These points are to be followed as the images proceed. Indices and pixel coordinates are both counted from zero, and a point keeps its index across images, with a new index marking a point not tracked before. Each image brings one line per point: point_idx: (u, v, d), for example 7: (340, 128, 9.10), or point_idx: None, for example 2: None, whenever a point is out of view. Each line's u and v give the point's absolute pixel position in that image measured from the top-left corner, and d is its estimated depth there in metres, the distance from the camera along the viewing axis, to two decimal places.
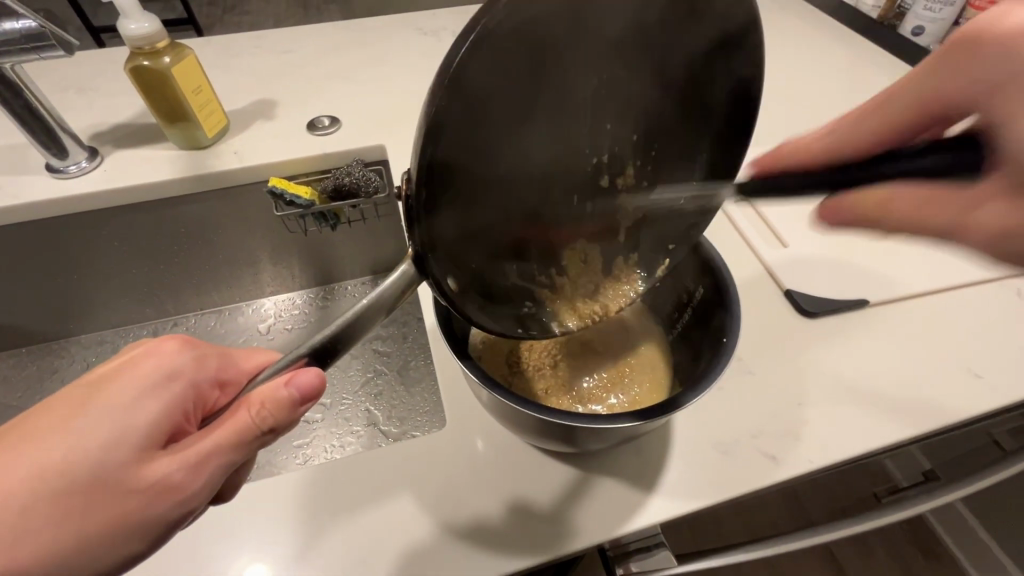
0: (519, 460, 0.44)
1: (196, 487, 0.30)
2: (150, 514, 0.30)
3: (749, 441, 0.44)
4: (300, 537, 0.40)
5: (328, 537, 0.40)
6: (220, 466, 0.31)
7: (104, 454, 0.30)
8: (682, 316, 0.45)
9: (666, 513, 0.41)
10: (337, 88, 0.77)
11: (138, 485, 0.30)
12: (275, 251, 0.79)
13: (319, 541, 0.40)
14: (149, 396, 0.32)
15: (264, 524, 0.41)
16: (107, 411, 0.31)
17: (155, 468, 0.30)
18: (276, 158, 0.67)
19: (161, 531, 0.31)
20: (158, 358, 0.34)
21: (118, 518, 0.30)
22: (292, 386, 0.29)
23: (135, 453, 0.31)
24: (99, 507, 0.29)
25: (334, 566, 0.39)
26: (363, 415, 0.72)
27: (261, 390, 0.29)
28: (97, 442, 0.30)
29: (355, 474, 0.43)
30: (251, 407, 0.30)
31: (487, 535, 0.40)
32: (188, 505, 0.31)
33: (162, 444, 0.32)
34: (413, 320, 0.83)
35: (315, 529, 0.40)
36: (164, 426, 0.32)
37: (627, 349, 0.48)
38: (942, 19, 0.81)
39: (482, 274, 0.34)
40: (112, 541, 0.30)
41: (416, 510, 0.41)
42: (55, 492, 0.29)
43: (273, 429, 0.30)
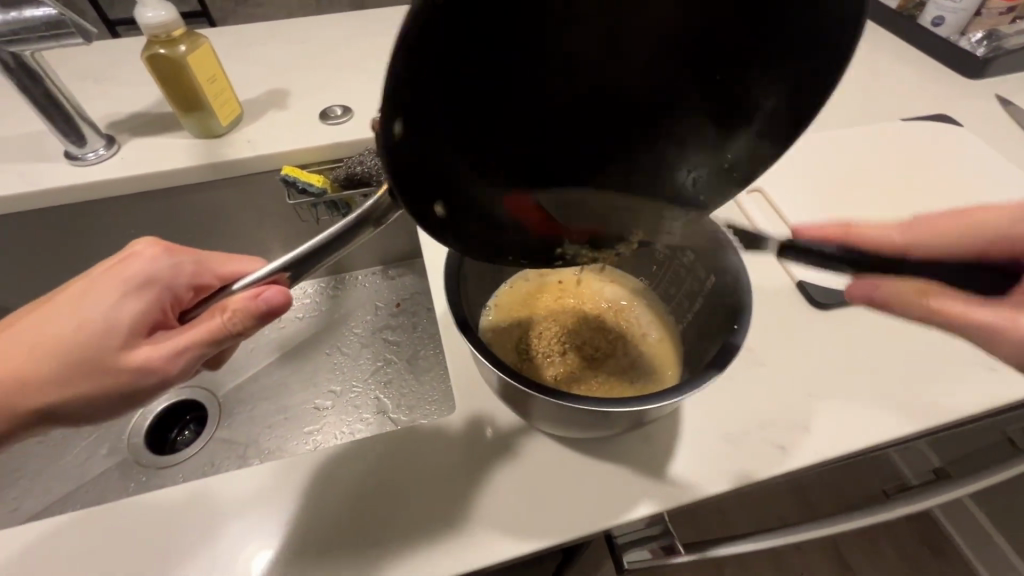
0: (527, 445, 0.44)
1: (172, 369, 0.34)
2: (118, 390, 0.34)
3: (759, 432, 0.44)
4: (307, 514, 0.41)
5: (324, 501, 0.41)
6: (193, 357, 0.35)
7: (89, 335, 0.34)
8: (692, 305, 0.45)
9: (673, 501, 0.41)
10: (350, 78, 0.78)
11: (119, 365, 0.34)
12: (287, 239, 0.79)
13: (312, 505, 0.41)
14: (132, 294, 0.35)
15: (275, 495, 0.41)
16: (94, 305, 0.34)
17: (136, 353, 0.34)
18: (289, 147, 0.68)
19: (135, 400, 0.35)
20: (142, 263, 0.37)
21: (92, 391, 0.34)
22: (260, 300, 0.34)
23: (122, 335, 0.34)
24: (85, 375, 0.33)
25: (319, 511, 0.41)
26: (373, 402, 0.73)
27: (231, 297, 0.34)
28: (88, 326, 0.34)
29: (361, 449, 0.44)
30: (224, 311, 0.34)
31: (495, 518, 0.40)
32: (162, 384, 0.35)
33: (144, 333, 0.35)
34: (423, 310, 0.83)
35: (307, 494, 0.42)
36: (147, 321, 0.36)
37: (637, 335, 0.48)
38: (963, 10, 0.80)
39: (469, 201, 0.34)
40: (94, 403, 0.34)
41: (424, 490, 0.42)
42: (51, 358, 0.33)
43: (241, 331, 0.35)
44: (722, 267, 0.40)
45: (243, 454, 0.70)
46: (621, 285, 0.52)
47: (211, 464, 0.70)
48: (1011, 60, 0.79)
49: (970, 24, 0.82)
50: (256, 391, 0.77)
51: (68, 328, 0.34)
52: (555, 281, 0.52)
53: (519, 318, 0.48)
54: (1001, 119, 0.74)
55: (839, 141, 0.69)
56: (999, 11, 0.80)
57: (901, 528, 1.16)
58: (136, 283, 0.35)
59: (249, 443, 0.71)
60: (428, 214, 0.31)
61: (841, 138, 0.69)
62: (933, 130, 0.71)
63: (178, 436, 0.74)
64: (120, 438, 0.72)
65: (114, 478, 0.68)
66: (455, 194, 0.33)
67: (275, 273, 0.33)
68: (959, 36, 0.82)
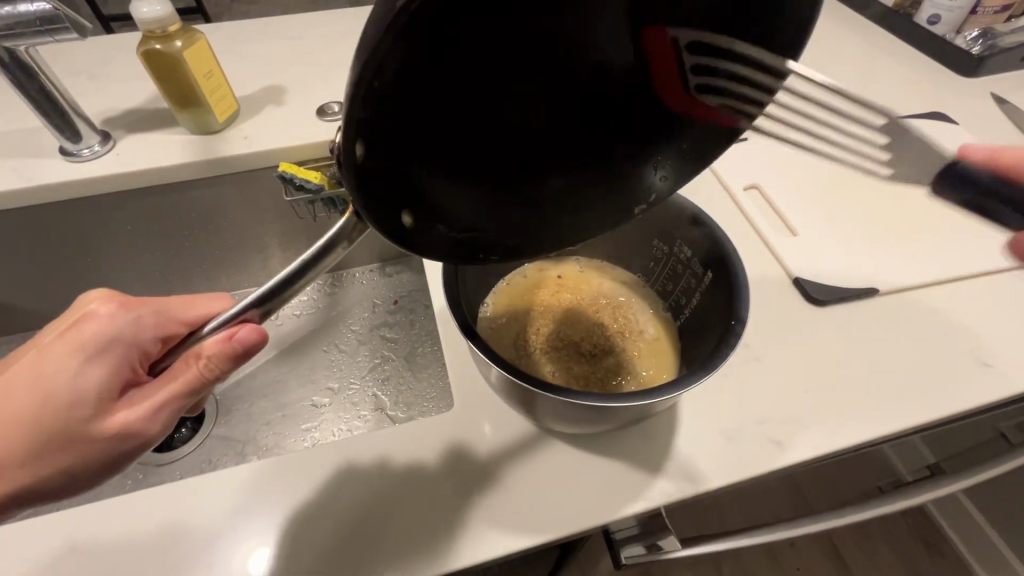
0: (524, 442, 0.44)
1: (156, 428, 0.34)
2: (108, 456, 0.34)
3: (756, 426, 0.45)
4: (304, 521, 0.40)
5: (317, 512, 0.41)
6: (175, 409, 0.35)
7: (58, 406, 0.33)
8: (690, 301, 0.45)
9: (670, 495, 0.41)
10: (347, 75, 0.77)
11: (102, 432, 0.33)
12: (284, 237, 0.79)
13: (306, 514, 0.41)
14: (95, 358, 0.34)
15: (268, 509, 0.41)
16: (61, 375, 0.33)
17: (116, 417, 0.34)
18: (287, 143, 0.67)
19: (126, 460, 0.35)
20: (100, 325, 0.35)
21: (79, 459, 0.33)
22: (233, 342, 0.33)
23: (97, 402, 0.34)
24: (70, 448, 0.33)
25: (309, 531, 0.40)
26: (370, 400, 0.73)
27: (201, 347, 0.34)
28: (60, 399, 0.33)
29: (357, 452, 0.44)
30: (194, 362, 0.34)
31: (493, 516, 0.40)
32: (148, 442, 0.35)
33: (119, 395, 0.35)
34: (421, 307, 0.83)
35: (301, 504, 0.41)
36: (117, 382, 0.35)
37: (634, 331, 0.48)
38: (959, 8, 0.80)
39: (440, 214, 0.32)
40: (84, 473, 0.34)
41: (421, 489, 0.42)
42: (30, 435, 0.32)
43: (217, 377, 0.35)
44: (719, 265, 0.41)
45: (240, 452, 0.70)
46: (620, 281, 0.52)
47: (208, 462, 0.69)
48: (1008, 58, 0.79)
49: (966, 22, 0.82)
50: (253, 388, 0.77)
51: (39, 403, 0.33)
52: (554, 276, 0.52)
53: (516, 316, 0.48)
54: (997, 117, 0.74)
55: (837, 139, 0.69)
56: (994, 10, 0.80)
57: (897, 525, 1.16)
58: (99, 348, 0.34)
59: (247, 440, 0.71)
60: (398, 224, 0.29)
61: (838, 135, 0.70)
62: (929, 128, 0.71)
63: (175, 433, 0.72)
64: None
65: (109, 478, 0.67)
66: (423, 206, 0.31)
67: (248, 313, 0.32)
68: (954, 34, 0.83)
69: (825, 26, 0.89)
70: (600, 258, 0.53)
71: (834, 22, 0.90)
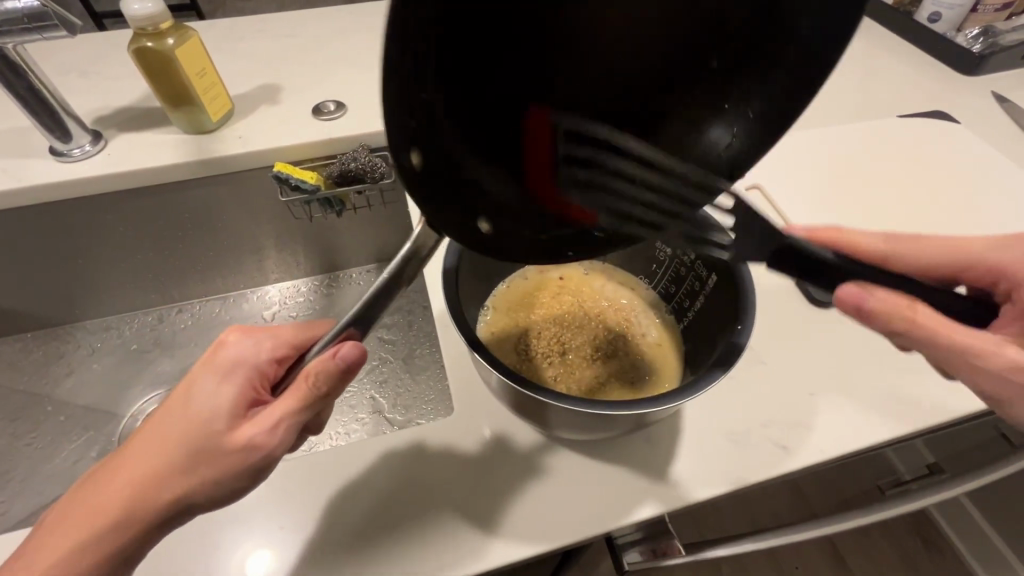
0: (525, 447, 0.44)
1: (277, 441, 0.33)
2: (237, 472, 0.33)
3: (759, 431, 0.44)
4: (301, 534, 0.39)
5: (323, 517, 0.40)
6: (292, 425, 0.34)
7: (199, 424, 0.33)
8: (693, 303, 0.44)
9: (676, 503, 0.41)
10: (342, 73, 0.76)
11: (230, 447, 0.33)
12: (280, 238, 0.78)
13: (312, 521, 0.40)
14: (229, 380, 0.35)
15: (264, 522, 0.40)
16: (200, 395, 0.34)
17: (240, 432, 0.33)
18: (281, 143, 0.66)
19: (255, 474, 0.34)
20: (234, 348, 0.37)
21: (205, 484, 0.33)
22: (337, 358, 0.34)
23: (229, 418, 0.34)
24: (203, 462, 0.32)
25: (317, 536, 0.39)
26: (368, 403, 0.72)
27: (313, 362, 0.34)
28: (198, 417, 0.33)
29: (360, 457, 0.43)
30: (306, 377, 0.34)
31: (496, 524, 0.40)
32: (272, 457, 0.34)
33: (247, 413, 0.34)
34: (419, 308, 0.83)
35: (308, 509, 0.40)
36: (245, 400, 0.35)
37: (637, 333, 0.47)
38: (960, 6, 0.80)
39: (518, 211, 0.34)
40: (218, 486, 0.33)
41: (422, 497, 0.41)
42: (170, 451, 0.32)
43: (329, 392, 0.34)
44: (724, 268, 0.40)
45: None
46: (622, 283, 0.51)
47: None
48: (1010, 56, 0.78)
49: (966, 20, 0.82)
50: None
51: (179, 423, 0.33)
52: (556, 278, 0.51)
53: (517, 319, 0.47)
54: (998, 116, 0.74)
55: (837, 137, 0.69)
56: (995, 8, 0.80)
57: (897, 527, 1.16)
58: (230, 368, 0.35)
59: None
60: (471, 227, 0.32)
61: (840, 134, 0.69)
62: (929, 127, 0.71)
63: None
64: (110, 440, 0.71)
65: None
66: (496, 207, 0.34)
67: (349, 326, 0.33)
68: (955, 32, 0.82)
69: None
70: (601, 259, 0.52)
71: None
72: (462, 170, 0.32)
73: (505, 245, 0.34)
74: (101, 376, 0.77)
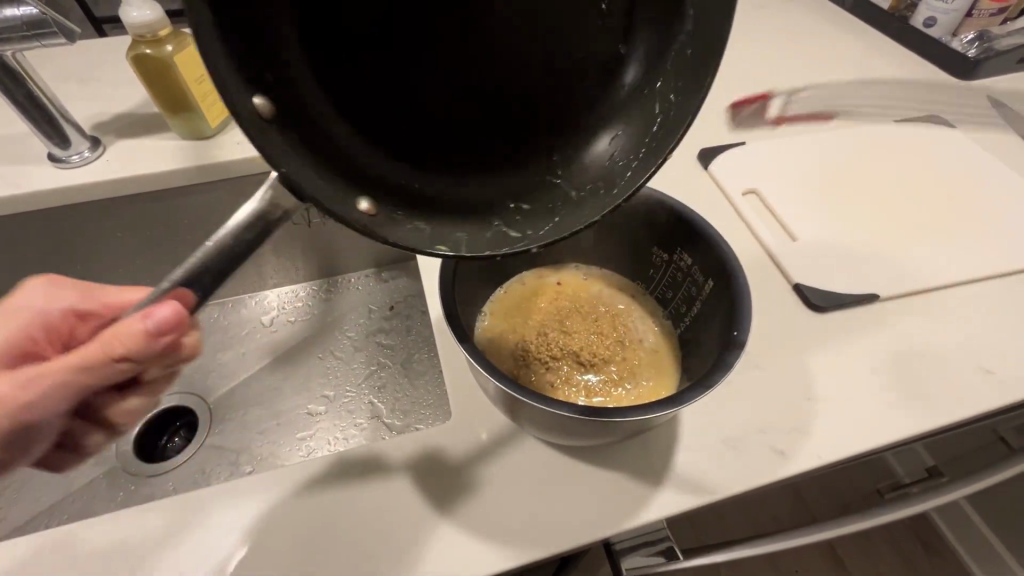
0: (523, 454, 0.44)
1: (26, 395, 0.33)
2: None
3: (757, 436, 0.44)
4: (293, 545, 0.39)
5: (320, 525, 0.40)
6: (71, 384, 0.33)
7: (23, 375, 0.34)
8: (690, 309, 0.45)
9: (673, 508, 0.41)
10: None
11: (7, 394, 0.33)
12: (279, 243, 0.78)
13: (309, 529, 0.40)
14: None
15: (258, 533, 0.40)
16: None
17: (29, 383, 0.33)
18: None
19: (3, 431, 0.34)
20: None
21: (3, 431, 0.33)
22: (147, 320, 0.31)
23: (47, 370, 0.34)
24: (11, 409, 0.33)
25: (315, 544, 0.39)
26: (367, 408, 0.72)
27: (121, 322, 0.32)
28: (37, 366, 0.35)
29: (357, 464, 0.43)
30: (110, 338, 0.32)
31: (494, 531, 0.40)
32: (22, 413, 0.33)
33: None
34: (417, 312, 0.83)
35: (306, 517, 0.40)
36: None
37: (634, 339, 0.47)
38: (955, 11, 0.80)
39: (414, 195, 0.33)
40: None
41: (420, 503, 0.41)
42: None
43: (124, 356, 0.32)
44: (721, 273, 0.40)
45: (234, 461, 0.69)
46: (619, 288, 0.51)
47: (201, 472, 0.68)
48: (1004, 61, 0.79)
49: (962, 25, 0.82)
50: (247, 398, 0.75)
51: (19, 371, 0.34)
52: (554, 283, 0.51)
53: (515, 325, 0.47)
54: (993, 120, 0.74)
55: (833, 142, 0.69)
56: (990, 12, 0.80)
57: (898, 531, 1.16)
58: None
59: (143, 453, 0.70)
60: (359, 209, 0.31)
61: (836, 139, 0.69)
62: (925, 131, 0.71)
63: (169, 443, 0.73)
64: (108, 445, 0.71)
65: (102, 488, 0.67)
66: (385, 190, 0.32)
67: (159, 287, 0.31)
68: (950, 37, 0.83)
69: (820, 29, 0.89)
70: (599, 265, 0.52)
71: (829, 25, 0.90)
72: (341, 155, 0.31)
73: (408, 228, 0.32)
74: None
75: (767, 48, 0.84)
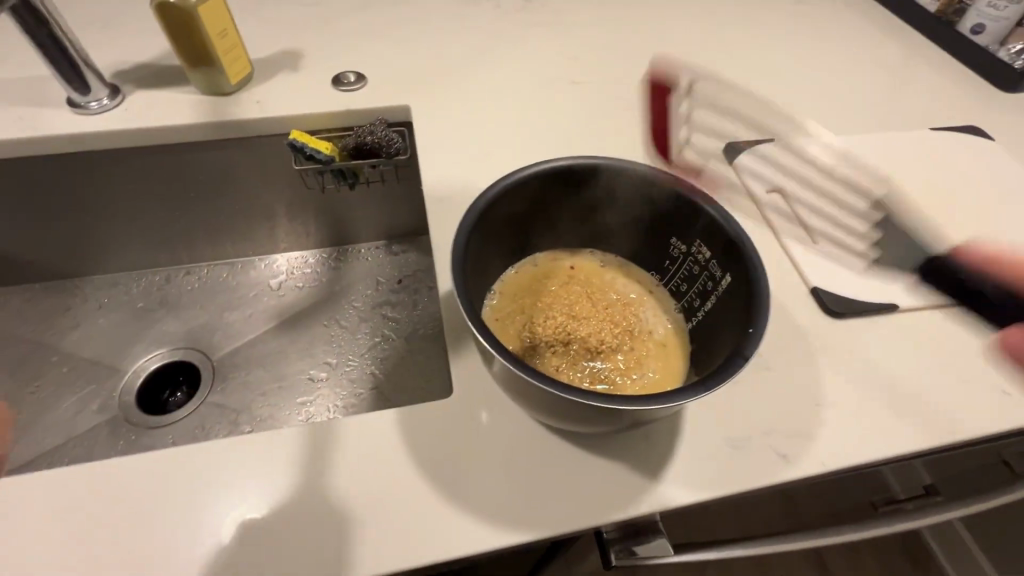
0: (522, 435, 0.43)
1: None
2: None
3: (760, 437, 0.43)
4: (286, 509, 0.39)
5: (312, 493, 0.40)
6: None
7: None
8: (704, 304, 0.44)
9: (668, 502, 0.40)
10: (364, 43, 0.75)
11: None
12: (292, 207, 0.78)
13: (302, 496, 0.40)
14: None
15: (255, 490, 0.40)
16: None
17: None
18: (299, 110, 0.66)
19: None
20: None
21: None
22: None
23: None
24: None
25: (302, 510, 0.39)
26: (368, 379, 0.73)
27: None
28: None
29: (351, 435, 0.42)
30: None
31: (488, 512, 0.39)
32: None
33: None
34: (425, 288, 0.82)
35: (299, 482, 0.40)
36: None
37: (645, 330, 0.46)
38: (1005, 19, 0.77)
39: None
40: None
41: (413, 477, 0.41)
42: None
43: None
44: (742, 269, 0.39)
45: (233, 421, 0.70)
46: (633, 277, 0.49)
47: (200, 428, 0.70)
48: None
49: (1010, 34, 0.78)
50: (250, 359, 0.76)
51: None
52: (566, 266, 0.49)
53: (522, 306, 0.46)
54: None
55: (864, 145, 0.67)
56: None
57: (888, 546, 1.16)
58: None
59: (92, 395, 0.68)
60: None
61: (869, 144, 0.67)
62: (963, 142, 0.68)
63: (171, 397, 0.75)
64: (111, 394, 0.73)
65: (104, 436, 0.69)
66: None
67: None
68: (997, 47, 0.79)
69: (863, 28, 0.86)
70: (614, 251, 0.50)
71: (873, 24, 0.87)
72: None
73: None
74: (107, 331, 0.77)
75: (804, 46, 0.81)
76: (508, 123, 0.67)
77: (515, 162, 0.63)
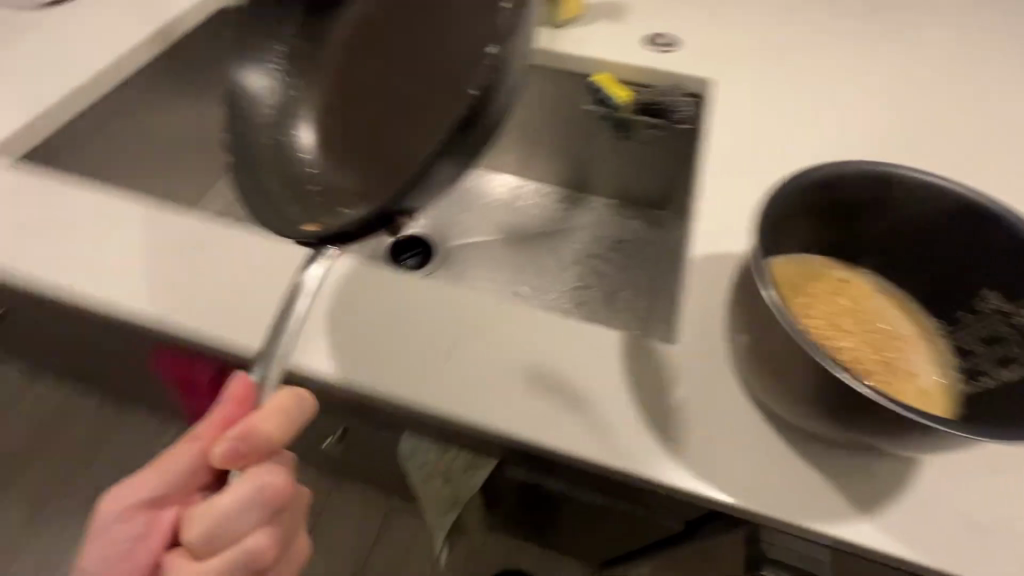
0: (729, 410, 0.43)
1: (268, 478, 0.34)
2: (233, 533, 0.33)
3: (1001, 533, 0.39)
4: (518, 370, 0.45)
5: (539, 368, 0.45)
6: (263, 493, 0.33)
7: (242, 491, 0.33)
8: (1001, 372, 0.40)
9: (867, 538, 0.38)
10: (682, 11, 0.77)
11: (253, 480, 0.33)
12: (558, 141, 0.86)
13: (531, 365, 0.45)
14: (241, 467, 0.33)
15: (497, 343, 0.47)
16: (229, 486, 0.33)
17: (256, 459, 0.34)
18: (610, 56, 0.71)
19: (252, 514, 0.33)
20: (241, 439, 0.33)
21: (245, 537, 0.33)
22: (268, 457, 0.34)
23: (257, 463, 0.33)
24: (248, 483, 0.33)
25: (522, 378, 0.45)
26: (563, 311, 0.80)
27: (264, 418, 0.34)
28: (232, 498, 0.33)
29: (578, 338, 0.47)
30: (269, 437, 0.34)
31: (679, 458, 0.41)
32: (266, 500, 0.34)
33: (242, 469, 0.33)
34: (635, 256, 0.85)
35: (529, 355, 0.46)
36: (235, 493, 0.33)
37: (909, 370, 0.42)
38: None
39: None
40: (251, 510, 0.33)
41: (619, 396, 0.44)
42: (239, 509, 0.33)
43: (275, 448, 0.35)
44: None
45: None
46: (910, 316, 0.46)
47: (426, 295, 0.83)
48: None
49: None
50: (472, 256, 0.87)
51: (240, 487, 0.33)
52: (839, 278, 0.47)
53: (787, 287, 0.45)
54: None
55: None
56: None
57: None
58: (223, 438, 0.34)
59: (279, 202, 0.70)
60: None
61: None
62: None
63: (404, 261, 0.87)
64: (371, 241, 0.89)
65: None
66: None
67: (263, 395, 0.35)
68: None
69: None
70: (897, 283, 0.47)
71: None
72: None
73: None
74: None
75: None
76: (800, 112, 0.64)
77: (795, 151, 0.61)
